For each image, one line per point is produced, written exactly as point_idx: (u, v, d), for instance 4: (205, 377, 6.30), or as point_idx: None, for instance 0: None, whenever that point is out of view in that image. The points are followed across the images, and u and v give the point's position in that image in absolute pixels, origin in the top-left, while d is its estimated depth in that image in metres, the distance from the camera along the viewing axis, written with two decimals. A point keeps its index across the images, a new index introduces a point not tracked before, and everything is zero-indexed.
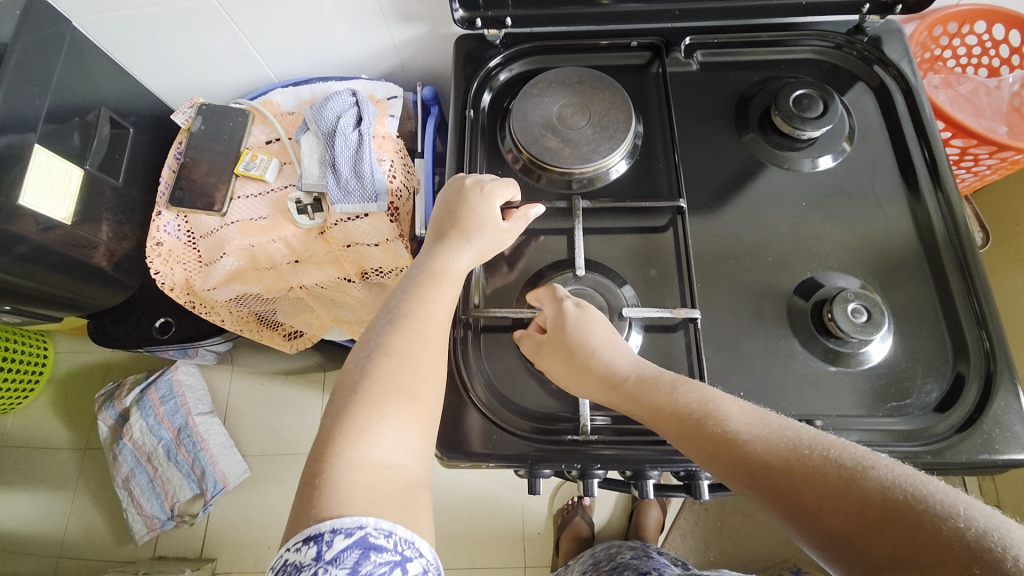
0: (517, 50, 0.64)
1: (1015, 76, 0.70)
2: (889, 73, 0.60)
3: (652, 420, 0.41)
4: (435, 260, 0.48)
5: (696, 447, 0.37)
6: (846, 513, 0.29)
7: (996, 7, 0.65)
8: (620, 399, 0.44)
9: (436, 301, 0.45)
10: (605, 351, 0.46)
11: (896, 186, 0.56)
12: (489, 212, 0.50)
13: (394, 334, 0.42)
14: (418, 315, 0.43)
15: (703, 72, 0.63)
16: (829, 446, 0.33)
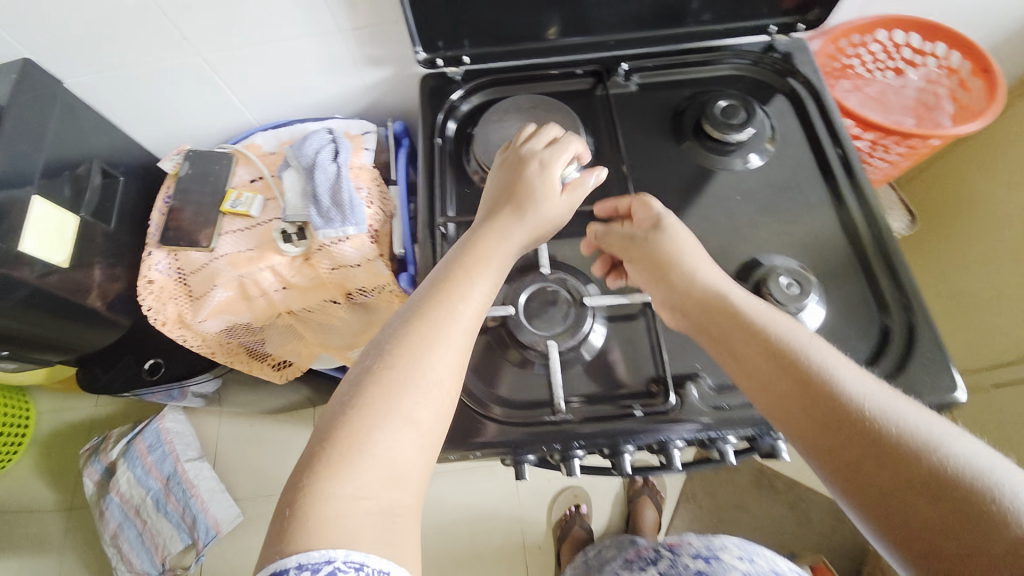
0: (475, 83, 0.71)
1: (917, 75, 0.80)
2: (802, 82, 0.69)
3: (733, 345, 0.45)
4: (491, 232, 0.52)
5: (780, 380, 0.41)
6: (904, 478, 0.33)
7: (890, 16, 0.73)
8: (710, 338, 0.47)
9: (482, 278, 0.48)
10: (705, 274, 0.50)
11: (815, 176, 0.64)
12: (546, 193, 0.55)
13: (414, 322, 0.44)
14: (443, 299, 0.46)
15: (642, 91, 0.71)
16: (917, 415, 0.36)
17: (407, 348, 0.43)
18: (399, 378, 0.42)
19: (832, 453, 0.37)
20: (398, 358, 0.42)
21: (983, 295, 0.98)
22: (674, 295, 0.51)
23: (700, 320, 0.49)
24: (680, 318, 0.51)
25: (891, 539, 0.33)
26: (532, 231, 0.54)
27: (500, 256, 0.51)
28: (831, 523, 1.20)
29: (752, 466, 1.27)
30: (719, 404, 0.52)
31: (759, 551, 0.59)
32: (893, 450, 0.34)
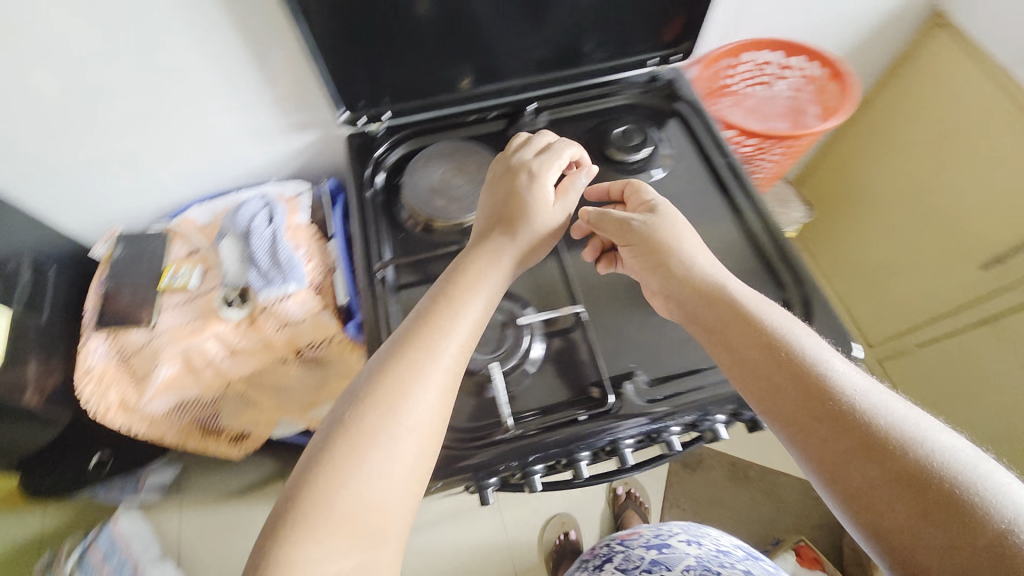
0: (398, 136, 0.76)
1: (785, 84, 0.91)
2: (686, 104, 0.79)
3: (728, 339, 0.47)
4: (485, 249, 0.55)
5: (775, 378, 0.43)
6: (889, 478, 0.35)
7: (753, 39, 0.85)
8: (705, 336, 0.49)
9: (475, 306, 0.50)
10: (699, 262, 0.52)
11: (709, 182, 0.72)
12: (537, 210, 0.58)
13: (407, 346, 0.47)
14: (435, 329, 0.48)
15: (550, 126, 0.78)
16: (907, 413, 0.38)
17: (389, 390, 0.44)
18: (372, 424, 0.42)
19: (823, 450, 0.38)
20: (379, 401, 0.43)
21: (911, 254, 1.12)
22: (673, 276, 0.52)
23: (697, 314, 0.50)
24: (673, 308, 0.52)
25: (872, 533, 0.35)
26: (525, 249, 0.56)
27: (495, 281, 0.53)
28: (808, 502, 1.26)
29: (726, 459, 1.32)
30: (654, 395, 0.56)
31: (699, 530, 0.77)
32: (880, 447, 0.36)
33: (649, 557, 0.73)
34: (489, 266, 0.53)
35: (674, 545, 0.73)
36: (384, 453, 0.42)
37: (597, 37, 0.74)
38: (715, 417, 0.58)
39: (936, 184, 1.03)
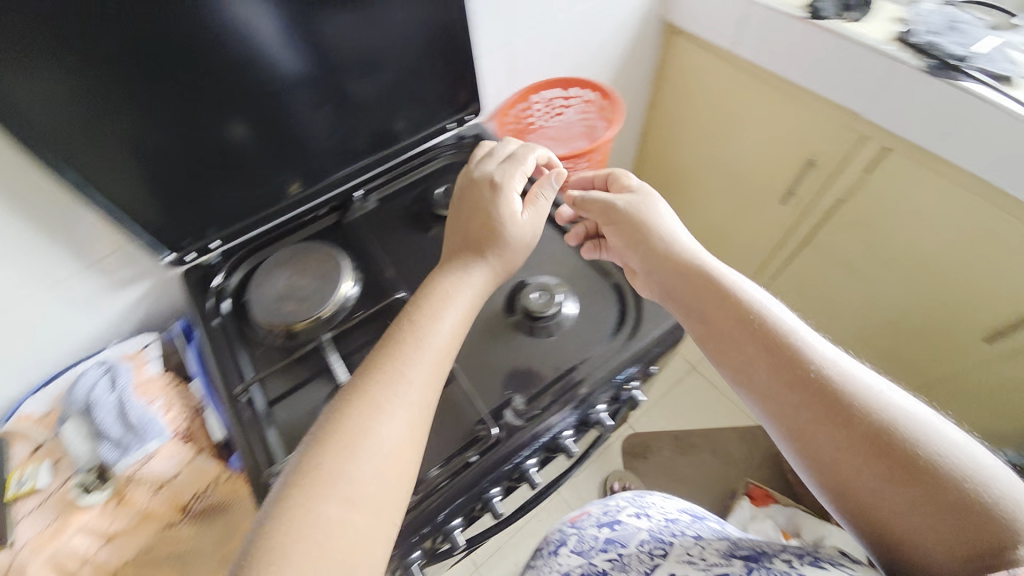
0: (235, 259, 0.77)
1: (574, 109, 1.05)
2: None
3: (716, 325, 0.56)
4: (446, 272, 0.61)
5: (758, 360, 0.51)
6: (856, 446, 0.43)
7: (533, 85, 0.98)
8: (692, 321, 0.58)
9: (444, 343, 0.55)
10: (674, 242, 0.63)
11: None
12: (505, 225, 0.64)
13: (382, 364, 0.52)
14: (411, 352, 0.53)
15: (379, 204, 0.84)
16: (879, 387, 0.46)
17: (353, 428, 0.46)
18: (330, 469, 0.43)
19: (804, 422, 0.46)
20: (341, 441, 0.45)
21: (738, 211, 1.30)
22: (645, 251, 0.63)
23: (675, 291, 0.60)
24: (649, 284, 0.64)
25: (844, 492, 0.43)
26: (496, 265, 0.62)
27: (464, 301, 0.59)
28: (744, 446, 1.40)
29: (671, 432, 1.44)
30: (532, 412, 0.61)
31: (645, 503, 0.81)
32: (841, 412, 0.44)
33: (603, 536, 0.74)
34: (458, 286, 0.60)
35: (623, 521, 0.77)
36: (350, 492, 0.42)
37: (394, 120, 0.82)
38: (598, 409, 0.64)
39: (726, 152, 1.23)
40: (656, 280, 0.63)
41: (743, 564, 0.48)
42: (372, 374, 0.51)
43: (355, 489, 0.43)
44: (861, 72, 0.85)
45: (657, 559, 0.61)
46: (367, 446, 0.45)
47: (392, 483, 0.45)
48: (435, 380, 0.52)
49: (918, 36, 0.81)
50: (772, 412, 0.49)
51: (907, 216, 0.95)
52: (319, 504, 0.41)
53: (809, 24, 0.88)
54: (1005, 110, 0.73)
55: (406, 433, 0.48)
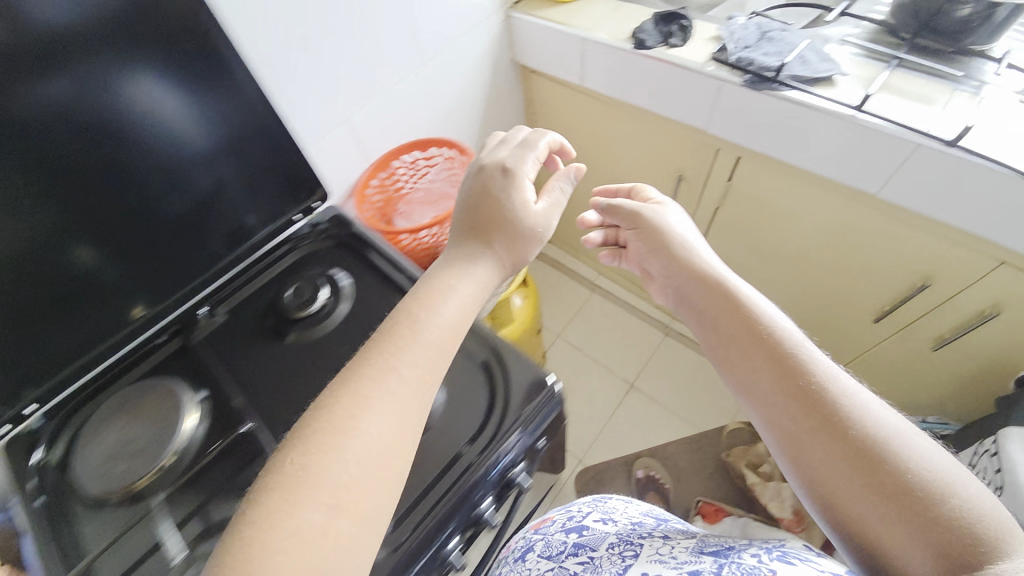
0: (60, 419, 0.67)
1: (436, 168, 1.01)
2: (349, 236, 0.84)
3: (722, 328, 0.55)
4: (449, 262, 0.58)
5: (761, 361, 0.50)
6: (852, 457, 0.41)
7: (383, 156, 0.94)
8: (701, 322, 0.58)
9: (443, 337, 0.51)
10: (694, 259, 0.62)
11: (390, 294, 0.76)
12: (511, 210, 0.61)
13: (371, 366, 0.47)
14: (404, 346, 0.49)
15: (229, 317, 0.76)
16: (882, 406, 0.44)
17: (338, 422, 0.43)
18: (313, 465, 0.40)
19: (801, 426, 0.45)
20: (322, 437, 0.42)
21: None
22: (665, 256, 0.65)
23: (690, 296, 0.60)
24: (665, 288, 0.65)
25: (835, 504, 0.42)
26: (500, 257, 0.60)
27: (466, 291, 0.56)
28: (695, 457, 1.36)
29: (621, 459, 1.40)
30: (398, 540, 0.53)
31: (610, 507, 0.75)
32: (837, 427, 0.43)
33: (571, 542, 0.67)
34: (460, 277, 0.57)
35: (593, 526, 0.69)
36: (339, 487, 0.40)
37: (232, 226, 0.75)
38: (480, 509, 0.64)
39: (608, 175, 1.24)
40: (671, 285, 0.64)
41: (714, 561, 0.49)
42: (371, 361, 0.48)
43: (340, 485, 0.40)
44: (692, 92, 0.87)
45: (629, 560, 0.57)
46: (351, 442, 0.42)
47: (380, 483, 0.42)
48: (431, 375, 0.49)
49: (733, 54, 0.81)
50: (771, 424, 0.47)
51: (775, 216, 0.97)
52: (300, 506, 0.38)
53: (637, 55, 0.89)
54: (819, 113, 0.74)
55: (394, 431, 0.44)
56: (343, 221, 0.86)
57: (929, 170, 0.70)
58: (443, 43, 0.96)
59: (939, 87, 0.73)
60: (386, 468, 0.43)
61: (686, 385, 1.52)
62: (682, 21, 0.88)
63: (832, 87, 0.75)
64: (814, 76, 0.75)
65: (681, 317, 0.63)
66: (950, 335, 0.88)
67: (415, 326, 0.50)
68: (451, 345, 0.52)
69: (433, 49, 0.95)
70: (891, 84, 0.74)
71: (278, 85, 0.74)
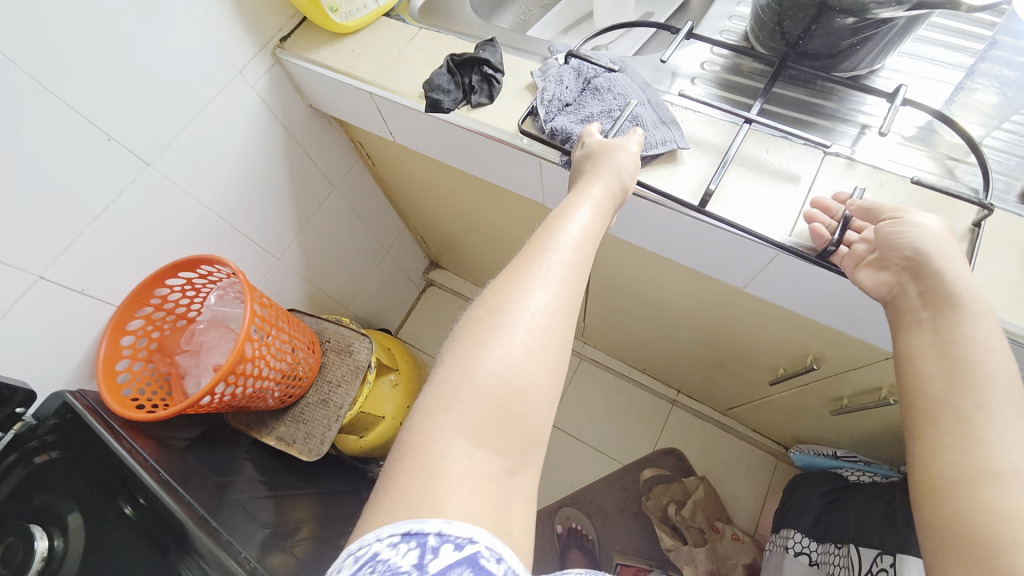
0: None
1: (213, 292, 0.79)
2: (78, 436, 0.64)
3: (930, 303, 0.43)
4: (585, 182, 0.49)
5: (945, 340, 0.41)
6: (960, 476, 0.37)
7: (124, 301, 0.71)
8: (908, 285, 0.45)
9: (590, 245, 0.43)
10: (954, 275, 0.43)
11: (136, 527, 0.61)
12: (621, 151, 0.51)
13: (547, 253, 0.41)
14: (566, 245, 0.42)
15: None
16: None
17: (503, 286, 0.40)
18: (487, 319, 0.38)
19: (948, 408, 0.40)
20: (495, 296, 0.39)
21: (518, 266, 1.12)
22: (910, 251, 0.45)
23: (926, 287, 0.44)
24: (896, 279, 0.46)
25: (929, 505, 0.38)
26: (614, 182, 0.49)
27: (603, 196, 0.47)
28: (618, 495, 1.29)
29: (544, 510, 1.30)
30: None
31: None
32: (966, 446, 0.38)
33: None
34: (592, 191, 0.47)
35: None
36: (514, 339, 0.37)
37: None
38: None
39: (474, 219, 1.04)
40: (911, 272, 0.45)
41: None
42: (534, 250, 0.41)
43: (510, 343, 0.37)
44: (512, 163, 0.66)
45: None
46: (524, 302, 0.38)
47: (551, 346, 0.38)
48: (578, 286, 0.41)
49: (547, 121, 0.59)
50: (910, 406, 0.42)
51: (649, 279, 0.81)
52: (492, 348, 0.36)
53: (434, 119, 0.66)
54: (662, 208, 0.56)
55: (560, 299, 0.39)
56: (66, 414, 0.64)
57: (794, 275, 0.54)
58: (179, 125, 0.70)
59: (802, 155, 0.56)
60: (553, 332, 0.38)
61: (605, 414, 1.38)
62: (485, 68, 0.66)
63: (677, 166, 0.57)
64: (649, 153, 0.55)
65: (904, 306, 0.45)
66: (851, 400, 0.77)
67: (565, 206, 0.45)
68: (594, 247, 0.44)
69: (165, 137, 0.69)
70: (743, 152, 0.57)
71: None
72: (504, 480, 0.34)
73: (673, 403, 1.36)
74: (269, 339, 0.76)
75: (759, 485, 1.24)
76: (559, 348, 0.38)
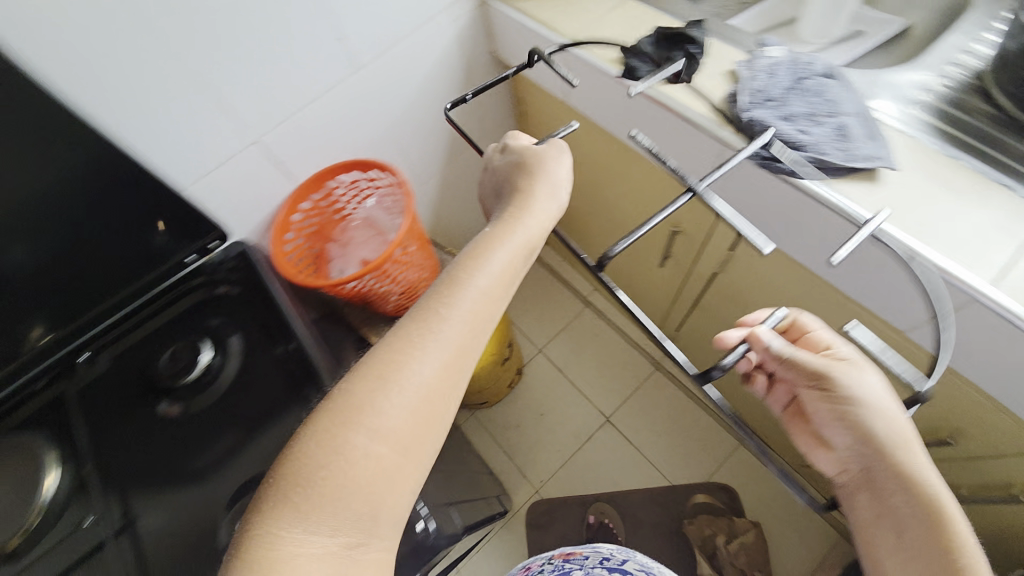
0: None
1: (373, 198, 0.88)
2: (255, 278, 0.74)
3: (885, 493, 0.47)
4: (492, 238, 0.52)
5: (912, 540, 0.44)
6: None
7: (308, 181, 0.81)
8: (854, 466, 0.49)
9: (475, 321, 0.48)
10: (901, 458, 0.46)
11: (280, 365, 0.68)
12: (553, 173, 0.57)
13: (420, 338, 0.46)
14: (442, 327, 0.46)
15: (106, 367, 0.70)
16: None
17: (386, 362, 0.45)
18: (362, 400, 0.43)
19: None
20: (374, 374, 0.44)
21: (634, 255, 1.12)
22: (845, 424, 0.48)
23: (865, 472, 0.48)
24: (846, 455, 0.50)
25: None
26: (532, 237, 0.53)
27: (510, 260, 0.51)
28: (657, 510, 1.26)
29: (579, 498, 1.31)
30: None
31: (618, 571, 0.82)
32: None
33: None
34: (505, 249, 0.51)
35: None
36: (381, 424, 0.43)
37: (123, 262, 0.70)
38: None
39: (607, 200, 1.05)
40: (844, 446, 0.50)
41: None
42: (415, 337, 0.46)
43: (384, 421, 0.43)
44: (688, 146, 0.65)
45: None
46: (397, 388, 0.44)
47: (415, 434, 0.44)
48: (455, 363, 0.46)
49: (746, 110, 0.59)
50: None
51: (780, 302, 0.78)
52: (346, 442, 0.42)
53: (623, 85, 0.68)
54: (848, 225, 0.54)
55: (439, 376, 0.45)
56: (242, 261, 0.75)
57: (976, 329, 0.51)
58: (391, 41, 0.78)
59: (1022, 210, 0.52)
60: (423, 417, 0.45)
61: (667, 429, 1.36)
62: (690, 46, 0.66)
63: (874, 186, 0.55)
64: (850, 165, 0.54)
65: (851, 490, 0.50)
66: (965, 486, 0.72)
67: (483, 255, 0.50)
68: (484, 315, 0.48)
69: (378, 48, 0.77)
70: (950, 191, 0.54)
71: (130, 107, 0.60)
72: (352, 552, 0.41)
73: (741, 441, 1.30)
74: (412, 251, 0.85)
75: (813, 552, 1.16)
76: (425, 428, 0.45)
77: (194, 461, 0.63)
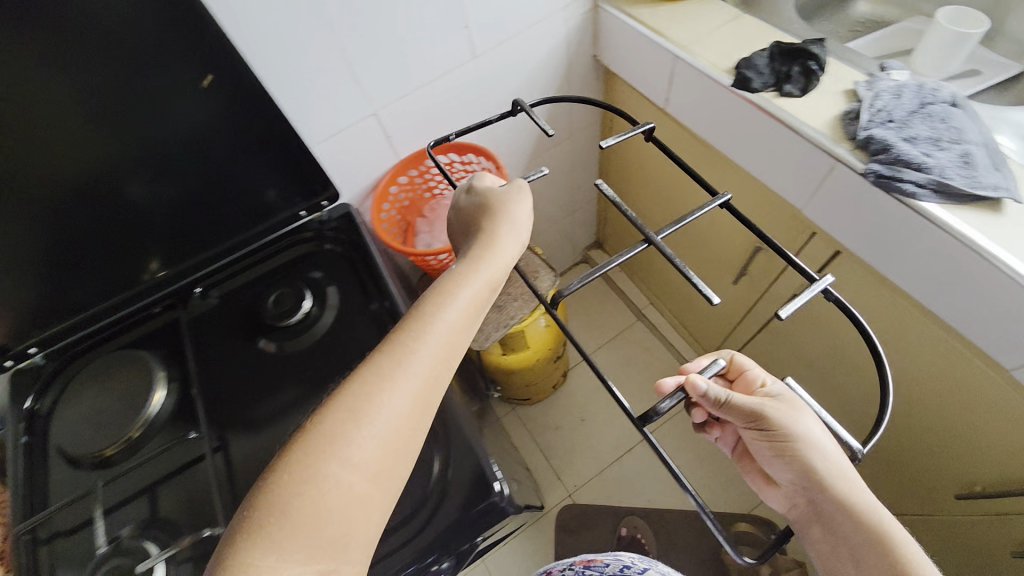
0: (61, 364, 0.72)
1: (464, 180, 0.93)
2: (355, 238, 0.80)
3: (829, 522, 0.44)
4: (453, 278, 0.50)
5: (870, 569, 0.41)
6: None
7: (409, 155, 0.87)
8: (802, 501, 0.47)
9: (446, 348, 0.45)
10: (838, 487, 0.44)
11: (370, 320, 0.73)
12: (519, 212, 0.57)
13: (387, 368, 0.43)
14: (410, 356, 0.43)
15: (217, 301, 0.77)
16: None
17: (359, 390, 0.41)
18: (331, 430, 0.40)
19: None
20: (343, 405, 0.41)
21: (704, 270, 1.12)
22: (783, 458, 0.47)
23: (814, 507, 0.46)
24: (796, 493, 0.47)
25: None
26: (498, 273, 0.51)
27: (477, 294, 0.49)
28: (692, 534, 1.23)
29: (612, 508, 1.29)
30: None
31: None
32: None
33: None
34: (472, 283, 0.49)
35: None
36: (349, 454, 0.39)
37: (243, 209, 0.77)
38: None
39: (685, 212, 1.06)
40: (789, 484, 0.48)
41: None
42: (382, 371, 0.42)
43: (356, 451, 0.39)
44: (795, 160, 0.66)
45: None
46: (370, 414, 0.41)
47: (387, 466, 0.41)
48: (426, 392, 0.43)
49: (864, 128, 0.59)
50: None
51: (865, 331, 0.76)
52: (315, 471, 0.38)
53: (734, 94, 0.69)
54: (968, 251, 0.53)
55: (413, 405, 0.42)
56: (346, 221, 0.81)
57: None
58: (507, 35, 0.83)
59: None
60: (394, 446, 0.41)
61: (711, 453, 1.32)
62: (809, 63, 0.67)
63: (998, 216, 0.54)
64: (975, 191, 0.53)
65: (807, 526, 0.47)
66: None
67: (449, 290, 0.48)
68: (453, 346, 0.46)
69: (495, 40, 0.82)
70: None
71: (282, 67, 0.66)
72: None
73: None
74: None
75: None
76: (396, 458, 0.41)
77: (257, 409, 0.67)
